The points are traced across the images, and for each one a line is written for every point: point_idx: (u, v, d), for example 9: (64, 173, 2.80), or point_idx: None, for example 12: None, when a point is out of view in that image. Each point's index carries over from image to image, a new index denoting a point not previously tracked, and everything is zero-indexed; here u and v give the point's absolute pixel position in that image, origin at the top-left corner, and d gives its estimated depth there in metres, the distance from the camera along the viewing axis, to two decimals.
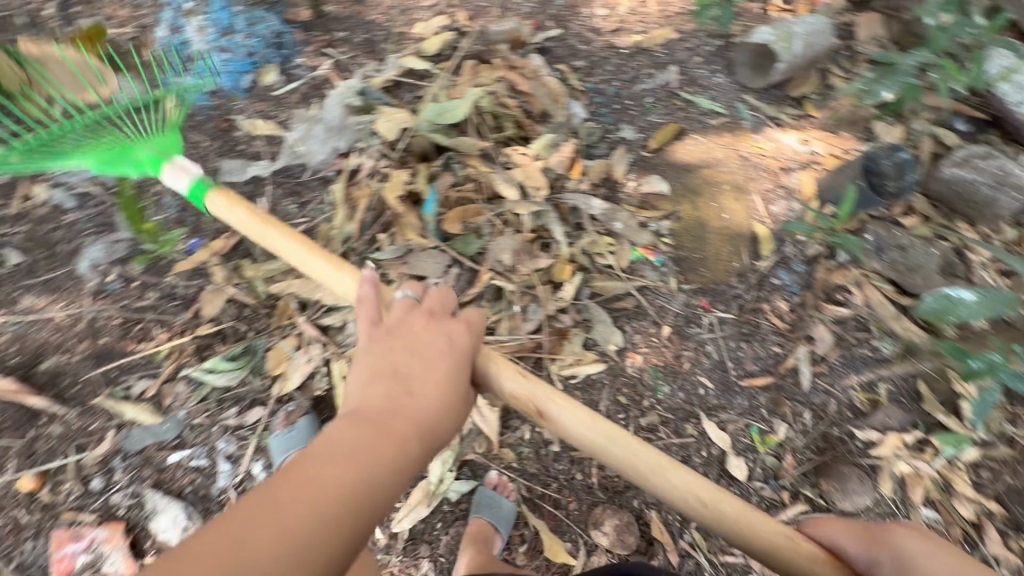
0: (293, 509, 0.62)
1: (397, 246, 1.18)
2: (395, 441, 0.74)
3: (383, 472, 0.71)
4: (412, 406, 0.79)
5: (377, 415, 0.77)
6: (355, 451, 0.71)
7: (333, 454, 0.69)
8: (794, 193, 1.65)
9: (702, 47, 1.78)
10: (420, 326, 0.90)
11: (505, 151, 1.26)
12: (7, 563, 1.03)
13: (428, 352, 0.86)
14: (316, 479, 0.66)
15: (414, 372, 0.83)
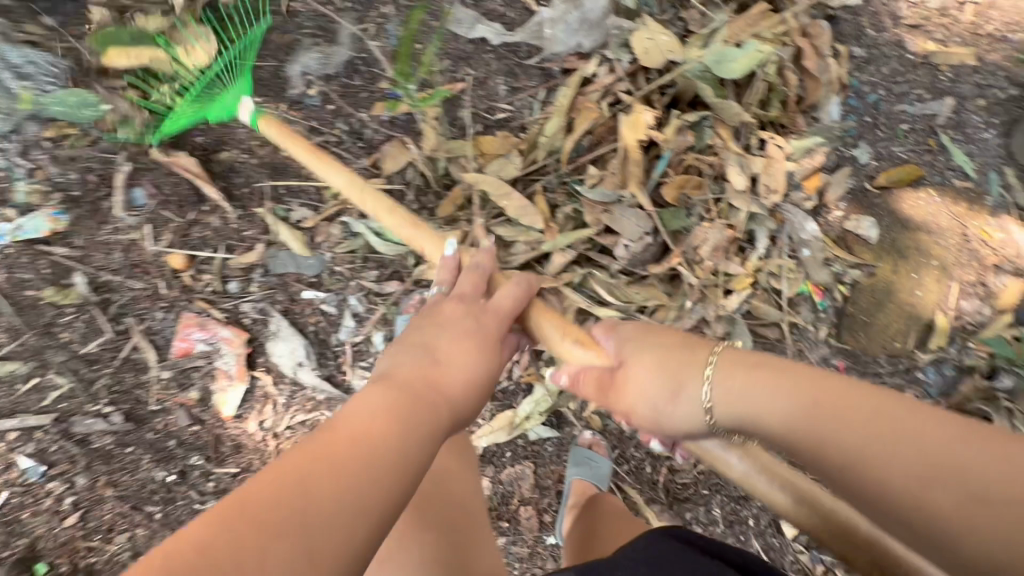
0: (341, 469, 0.54)
1: (608, 190, 1.06)
2: (426, 410, 0.67)
3: (424, 437, 0.64)
4: (443, 384, 0.72)
5: (406, 382, 0.69)
6: (394, 416, 0.63)
7: (359, 418, 0.61)
8: (991, 296, 1.47)
9: (992, 90, 1.47)
10: (461, 326, 0.81)
11: (759, 133, 1.08)
12: (137, 323, 1.06)
13: (455, 340, 0.78)
14: (358, 440, 0.58)
15: (441, 345, 0.76)
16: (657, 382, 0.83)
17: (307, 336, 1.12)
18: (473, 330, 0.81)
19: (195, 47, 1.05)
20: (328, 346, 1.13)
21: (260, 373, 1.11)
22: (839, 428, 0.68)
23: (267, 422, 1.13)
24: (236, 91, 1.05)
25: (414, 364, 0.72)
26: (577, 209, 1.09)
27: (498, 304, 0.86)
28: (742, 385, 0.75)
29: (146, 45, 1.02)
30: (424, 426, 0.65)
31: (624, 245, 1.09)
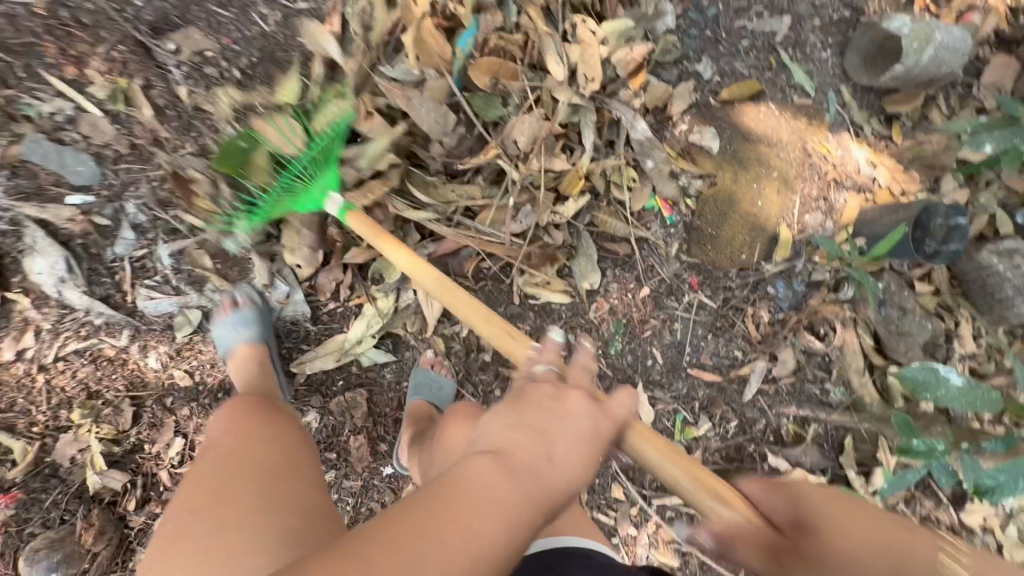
0: (416, 565, 0.45)
1: (411, 70, 1.00)
2: (540, 494, 0.53)
3: (518, 527, 0.51)
4: (545, 480, 0.54)
5: (489, 481, 0.52)
6: (466, 505, 0.50)
7: (463, 496, 0.50)
8: (833, 211, 1.50)
9: (827, 10, 1.50)
10: (565, 401, 0.60)
11: (571, 19, 1.05)
12: None
13: (584, 435, 0.59)
14: (460, 516, 0.49)
15: (556, 444, 0.56)
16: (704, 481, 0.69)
17: (72, 250, 0.97)
18: (597, 436, 0.60)
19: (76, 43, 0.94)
20: (102, 262, 0.99)
21: (15, 295, 0.96)
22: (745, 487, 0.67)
23: (29, 353, 0.98)
24: (324, 183, 1.00)
25: (523, 453, 0.55)
26: (383, 100, 1.01)
27: (617, 416, 0.63)
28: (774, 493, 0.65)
29: (265, 155, 0.98)
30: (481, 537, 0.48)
31: (439, 141, 1.02)
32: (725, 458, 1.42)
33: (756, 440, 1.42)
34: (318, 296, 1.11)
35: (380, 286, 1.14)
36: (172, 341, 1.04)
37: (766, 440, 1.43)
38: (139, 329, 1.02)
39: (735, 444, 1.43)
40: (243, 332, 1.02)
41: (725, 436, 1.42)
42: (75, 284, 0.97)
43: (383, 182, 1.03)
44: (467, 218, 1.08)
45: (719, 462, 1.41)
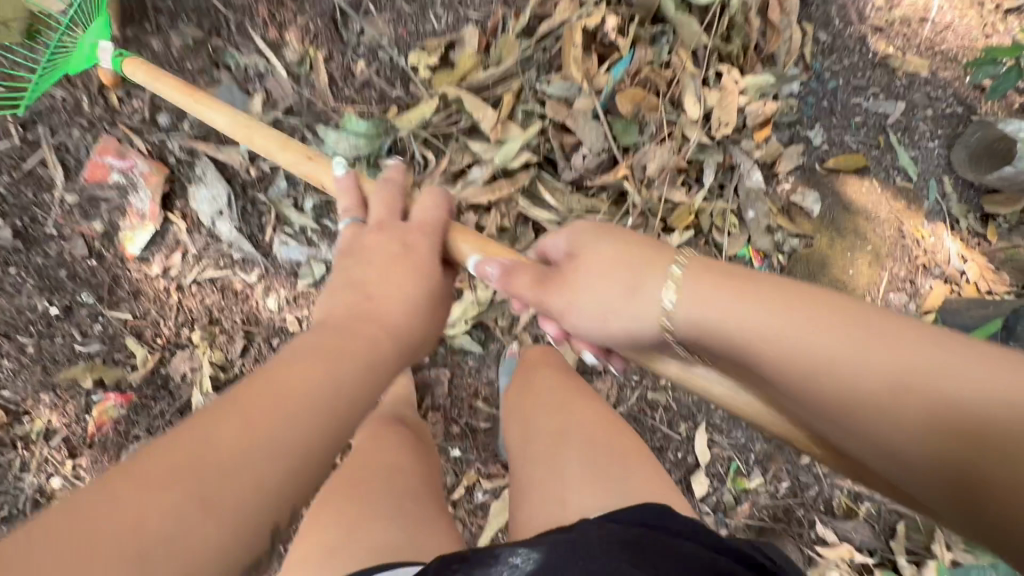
0: (265, 406, 0.52)
1: (567, 85, 1.07)
2: (360, 343, 0.66)
3: (348, 375, 0.60)
4: (372, 323, 0.70)
5: (331, 336, 0.65)
6: (324, 356, 0.61)
7: (292, 372, 0.57)
8: (917, 295, 1.52)
9: (943, 104, 1.55)
10: (383, 241, 0.81)
11: (716, 66, 1.11)
12: (51, 136, 1.01)
13: (393, 261, 0.78)
14: (294, 388, 0.55)
15: (372, 276, 0.77)
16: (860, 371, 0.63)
17: (232, 187, 1.07)
18: (408, 252, 0.80)
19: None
20: (252, 202, 1.08)
21: (175, 216, 1.06)
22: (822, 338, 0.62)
23: (173, 271, 1.07)
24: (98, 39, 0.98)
25: (346, 332, 0.67)
26: (540, 111, 1.09)
27: (420, 219, 0.85)
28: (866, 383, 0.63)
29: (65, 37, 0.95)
30: (333, 379, 0.58)
31: (583, 153, 1.10)
32: (772, 517, 1.40)
33: (808, 506, 1.39)
34: None
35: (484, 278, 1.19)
36: (293, 287, 1.12)
37: (818, 509, 1.40)
38: (268, 270, 1.10)
39: (785, 505, 1.40)
40: None
41: (777, 495, 1.40)
42: (228, 218, 1.06)
43: (513, 182, 1.10)
44: None
45: (765, 519, 1.39)
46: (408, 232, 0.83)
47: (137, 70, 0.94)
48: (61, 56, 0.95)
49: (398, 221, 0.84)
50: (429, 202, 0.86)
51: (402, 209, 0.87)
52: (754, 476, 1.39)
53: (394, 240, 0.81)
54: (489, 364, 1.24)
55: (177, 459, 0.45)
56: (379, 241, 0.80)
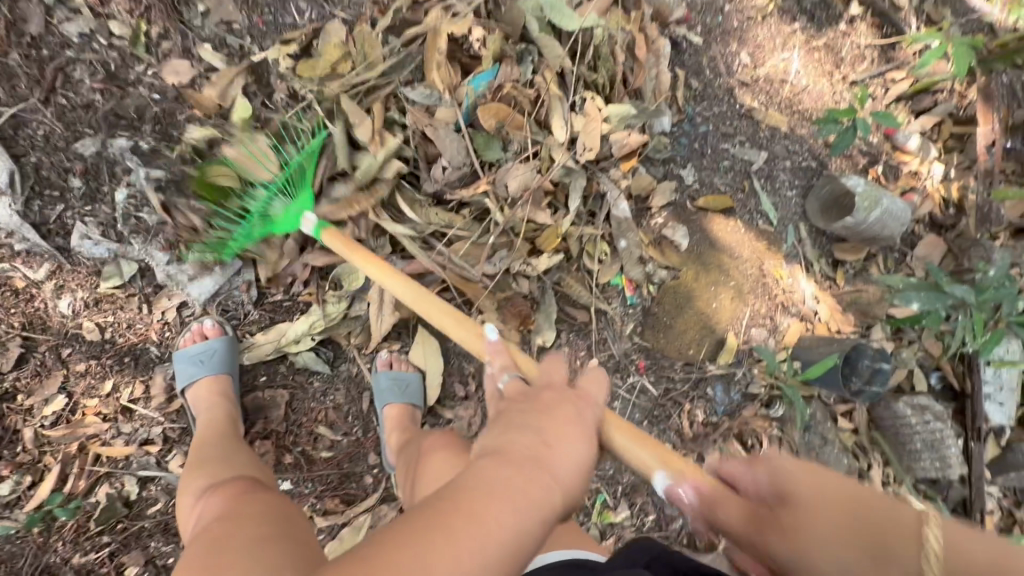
0: (418, 575, 0.43)
1: (429, 93, 1.04)
2: (541, 496, 0.51)
3: (520, 540, 0.48)
4: (555, 465, 0.55)
5: (507, 467, 0.52)
6: (506, 495, 0.49)
7: (464, 522, 0.46)
8: (777, 331, 1.60)
9: (799, 157, 1.69)
10: (564, 398, 0.67)
11: (582, 93, 1.13)
12: None
13: (564, 413, 0.63)
14: (446, 538, 0.45)
15: (553, 425, 0.59)
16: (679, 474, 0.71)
17: (22, 167, 0.92)
18: (581, 412, 0.65)
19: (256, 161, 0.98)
20: (49, 187, 0.93)
21: None
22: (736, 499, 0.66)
23: None
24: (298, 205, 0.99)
25: (538, 475, 0.53)
26: (399, 118, 1.05)
27: (584, 387, 0.71)
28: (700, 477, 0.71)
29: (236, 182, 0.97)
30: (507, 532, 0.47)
31: (443, 165, 1.06)
32: None
33: (670, 540, 1.38)
34: (268, 286, 1.06)
35: (335, 291, 1.08)
36: (93, 289, 0.96)
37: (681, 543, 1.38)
38: (63, 267, 0.94)
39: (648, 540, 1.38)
40: (208, 363, 0.98)
41: (641, 529, 1.37)
42: (13, 202, 0.90)
43: (371, 195, 1.04)
44: (440, 243, 1.08)
45: None
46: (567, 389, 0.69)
47: (333, 239, 0.96)
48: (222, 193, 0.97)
49: (563, 386, 0.70)
50: (596, 376, 0.73)
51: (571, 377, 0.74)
52: (619, 510, 1.36)
53: (566, 393, 0.68)
54: (337, 386, 1.12)
55: None
56: (566, 400, 0.65)
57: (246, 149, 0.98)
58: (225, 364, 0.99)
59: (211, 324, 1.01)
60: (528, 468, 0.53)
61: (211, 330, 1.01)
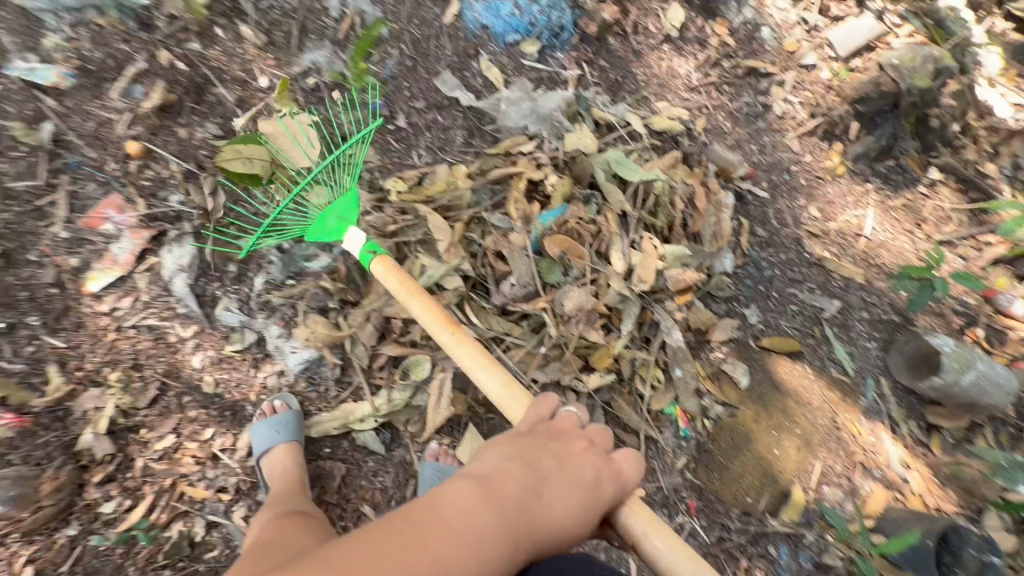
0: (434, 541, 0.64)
1: (505, 221, 1.23)
2: (522, 521, 0.73)
3: (499, 543, 0.69)
4: (542, 508, 0.77)
5: (502, 492, 0.75)
6: (499, 506, 0.73)
7: (467, 513, 0.69)
8: (856, 495, 1.45)
9: (878, 309, 1.65)
10: (578, 449, 0.90)
11: (641, 232, 1.27)
12: (70, 184, 1.18)
13: (581, 475, 0.85)
14: (453, 524, 0.67)
15: (553, 474, 0.83)
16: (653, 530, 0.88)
17: (201, 253, 1.22)
18: (597, 484, 0.86)
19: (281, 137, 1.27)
20: (214, 269, 1.22)
21: (145, 266, 1.19)
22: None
23: (119, 313, 1.17)
24: (338, 213, 1.18)
25: (525, 503, 0.76)
26: (478, 239, 1.23)
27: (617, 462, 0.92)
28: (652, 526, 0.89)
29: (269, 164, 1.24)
30: (493, 531, 0.69)
31: (511, 282, 1.21)
32: None
33: None
34: (349, 368, 1.24)
35: (402, 379, 1.23)
36: (220, 350, 1.19)
37: None
38: (204, 330, 1.19)
39: None
40: (284, 432, 1.13)
41: None
42: (188, 279, 1.19)
43: (441, 298, 1.18)
44: (497, 348, 1.20)
45: None
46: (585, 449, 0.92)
47: (386, 270, 1.12)
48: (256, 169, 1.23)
49: (600, 455, 0.92)
50: (630, 459, 0.95)
51: (608, 448, 0.96)
52: None
53: (586, 448, 0.91)
54: (388, 469, 1.21)
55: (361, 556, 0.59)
56: (586, 453, 0.89)
57: (291, 139, 1.27)
58: (293, 431, 1.14)
59: (280, 402, 1.18)
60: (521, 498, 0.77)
61: (279, 406, 1.18)
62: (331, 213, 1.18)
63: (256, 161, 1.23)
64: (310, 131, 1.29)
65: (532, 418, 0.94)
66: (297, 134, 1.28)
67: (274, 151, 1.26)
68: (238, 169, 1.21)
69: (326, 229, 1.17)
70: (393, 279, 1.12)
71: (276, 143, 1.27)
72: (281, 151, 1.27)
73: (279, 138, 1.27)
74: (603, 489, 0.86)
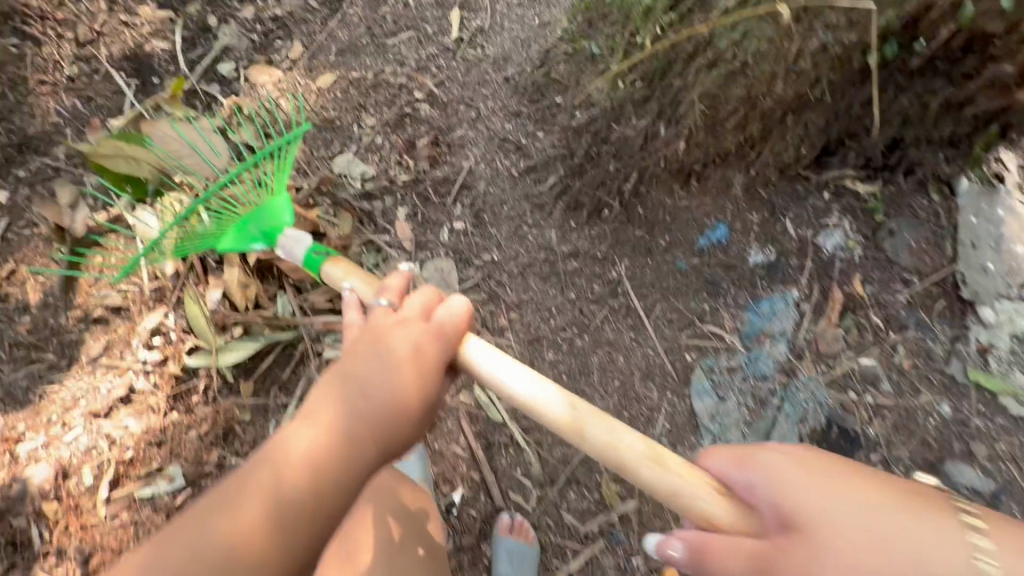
0: (256, 491, 0.68)
1: None
2: (354, 427, 0.76)
3: (322, 449, 0.73)
4: (370, 394, 0.78)
5: (319, 424, 0.75)
6: (309, 444, 0.74)
7: (278, 451, 0.73)
8: None
9: None
10: (389, 330, 0.87)
11: None
12: (601, 553, 1.20)
13: (396, 342, 0.84)
14: (262, 472, 0.70)
15: (369, 376, 0.80)
16: (803, 491, 0.62)
17: None
18: (416, 347, 0.85)
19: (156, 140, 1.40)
20: None
21: None
22: (787, 475, 0.64)
23: None
24: (260, 219, 1.18)
25: (339, 423, 0.76)
26: None
27: (441, 318, 0.90)
28: (774, 473, 0.65)
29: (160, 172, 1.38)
30: (321, 435, 0.73)
31: None
32: None
33: None
34: None
35: None
36: None
37: None
38: None
39: None
40: None
41: None
42: None
43: None
44: None
45: None
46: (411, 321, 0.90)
47: (332, 263, 1.09)
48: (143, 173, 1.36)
49: (421, 313, 0.91)
50: (452, 311, 0.91)
51: (430, 306, 0.93)
52: None
53: (401, 320, 0.89)
54: None
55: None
56: (396, 327, 0.88)
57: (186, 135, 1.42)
58: (530, 570, 1.16)
59: None
60: (340, 415, 0.77)
61: None
62: (255, 218, 1.18)
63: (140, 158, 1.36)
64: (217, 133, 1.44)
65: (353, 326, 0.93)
66: (199, 139, 1.42)
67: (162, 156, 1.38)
68: (128, 171, 1.36)
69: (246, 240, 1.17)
70: (345, 269, 1.08)
71: (167, 144, 1.40)
72: (171, 154, 1.39)
73: (167, 141, 1.41)
74: (434, 343, 0.87)
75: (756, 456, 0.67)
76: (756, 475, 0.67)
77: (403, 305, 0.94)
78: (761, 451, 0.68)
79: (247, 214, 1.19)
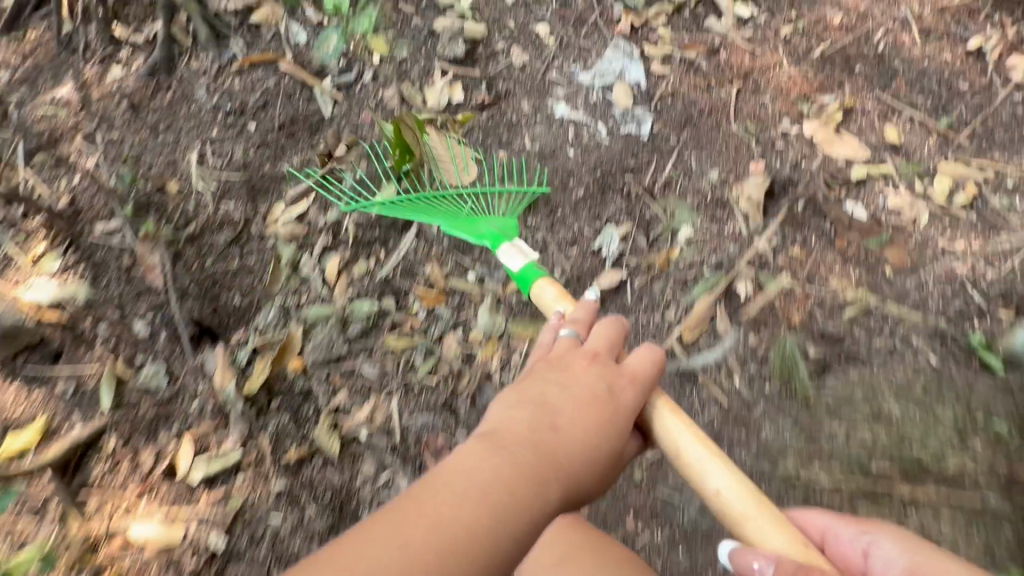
0: (442, 505, 0.72)
1: None
2: (529, 464, 0.81)
3: (496, 477, 0.78)
4: (551, 441, 0.85)
5: (513, 441, 0.84)
6: (491, 452, 0.81)
7: (454, 484, 0.75)
8: None
9: None
10: (578, 369, 0.97)
11: None
12: None
13: (584, 383, 0.94)
14: (427, 505, 0.72)
15: (561, 409, 0.91)
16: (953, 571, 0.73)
17: None
18: (602, 391, 0.94)
19: (440, 149, 1.49)
20: None
21: None
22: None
23: None
24: (502, 225, 1.31)
25: (526, 444, 0.84)
26: None
27: (632, 367, 0.99)
28: (927, 557, 0.76)
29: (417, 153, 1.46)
30: (511, 476, 0.78)
31: None
32: None
33: None
34: None
35: None
36: None
37: None
38: None
39: None
40: None
41: None
42: None
43: None
44: None
45: None
46: (585, 366, 0.98)
47: (545, 286, 1.17)
48: (415, 144, 1.46)
49: (609, 364, 1.00)
50: (641, 355, 1.01)
51: (615, 352, 1.04)
52: None
53: (585, 364, 0.98)
54: None
55: (340, 550, 0.68)
56: (584, 373, 0.97)
57: (451, 151, 1.50)
58: None
59: None
60: (514, 449, 0.83)
61: None
62: (486, 222, 1.32)
63: (423, 146, 1.45)
64: (474, 162, 1.52)
65: (536, 352, 1.05)
66: (460, 157, 1.50)
67: (432, 153, 1.48)
68: (410, 144, 1.45)
69: (480, 235, 1.30)
70: (558, 296, 1.17)
71: (438, 149, 1.49)
72: (437, 159, 1.48)
73: (438, 144, 1.50)
74: (614, 407, 0.93)
75: (937, 554, 0.75)
76: (940, 557, 0.75)
77: (589, 338, 1.05)
78: (925, 541, 0.78)
79: (477, 218, 1.33)
